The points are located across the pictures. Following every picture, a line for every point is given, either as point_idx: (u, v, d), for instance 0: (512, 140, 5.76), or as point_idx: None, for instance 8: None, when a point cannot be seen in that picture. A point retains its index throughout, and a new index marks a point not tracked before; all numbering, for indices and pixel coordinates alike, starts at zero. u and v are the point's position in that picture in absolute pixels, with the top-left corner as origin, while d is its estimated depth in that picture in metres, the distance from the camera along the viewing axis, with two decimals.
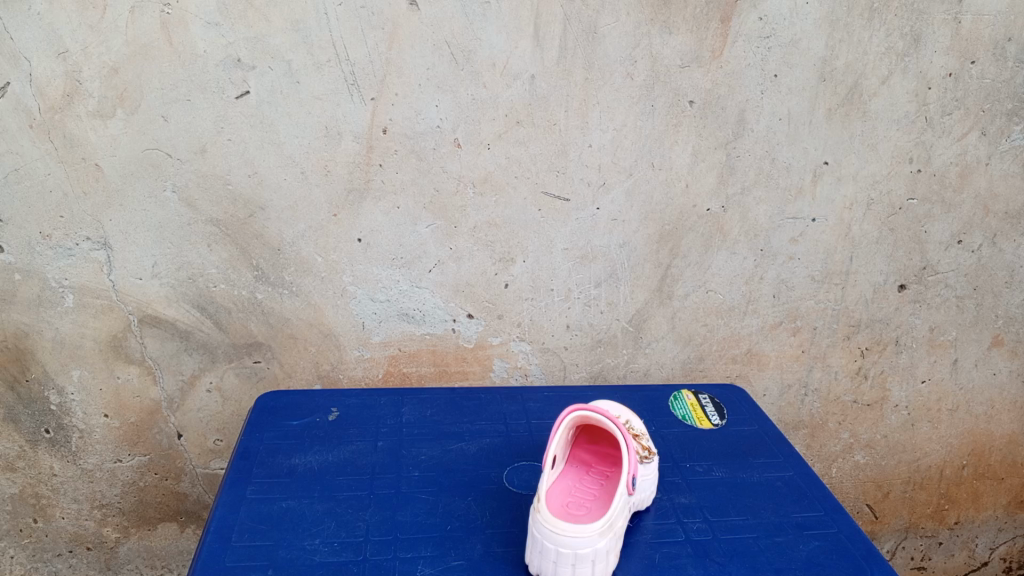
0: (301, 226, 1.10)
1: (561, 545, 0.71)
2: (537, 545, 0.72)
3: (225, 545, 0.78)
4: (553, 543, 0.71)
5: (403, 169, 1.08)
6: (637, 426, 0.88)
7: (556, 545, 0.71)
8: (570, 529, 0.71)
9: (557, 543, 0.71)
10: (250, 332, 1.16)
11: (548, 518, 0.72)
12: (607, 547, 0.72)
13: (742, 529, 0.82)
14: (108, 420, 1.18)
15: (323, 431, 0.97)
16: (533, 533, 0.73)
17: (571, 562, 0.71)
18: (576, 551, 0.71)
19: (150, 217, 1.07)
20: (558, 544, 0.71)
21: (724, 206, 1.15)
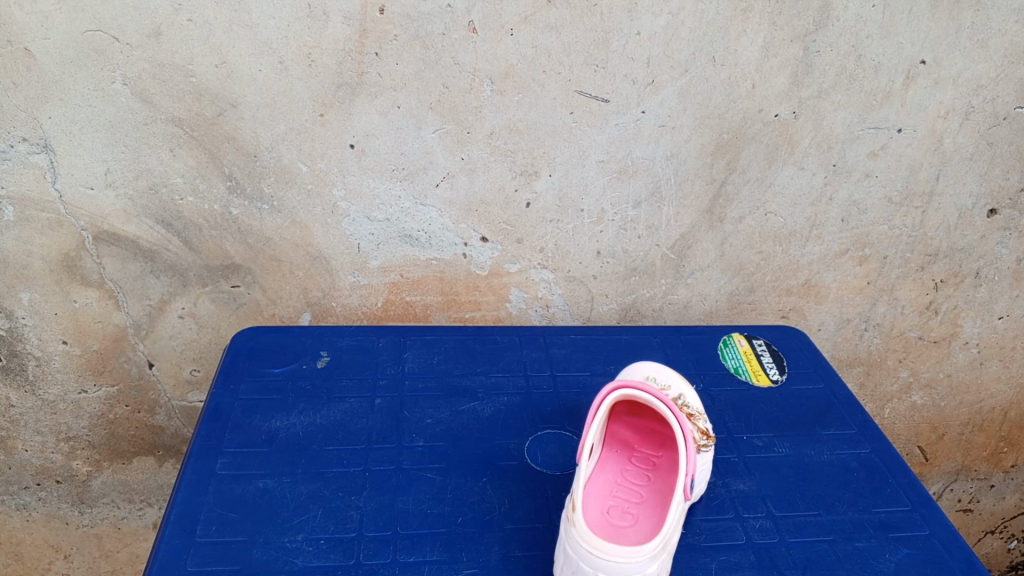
0: (281, 128, 0.90)
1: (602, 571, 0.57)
2: (570, 564, 0.58)
3: (188, 542, 0.65)
4: (591, 566, 0.57)
5: (405, 59, 0.87)
6: (690, 400, 0.72)
7: (594, 569, 0.57)
8: (614, 552, 0.56)
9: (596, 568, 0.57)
10: (226, 253, 0.99)
11: (584, 534, 0.57)
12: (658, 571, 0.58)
13: (814, 530, 0.68)
14: (67, 347, 1.02)
15: (311, 383, 0.82)
16: (566, 548, 0.59)
17: None
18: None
19: (97, 115, 0.87)
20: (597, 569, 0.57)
21: (794, 112, 0.95)
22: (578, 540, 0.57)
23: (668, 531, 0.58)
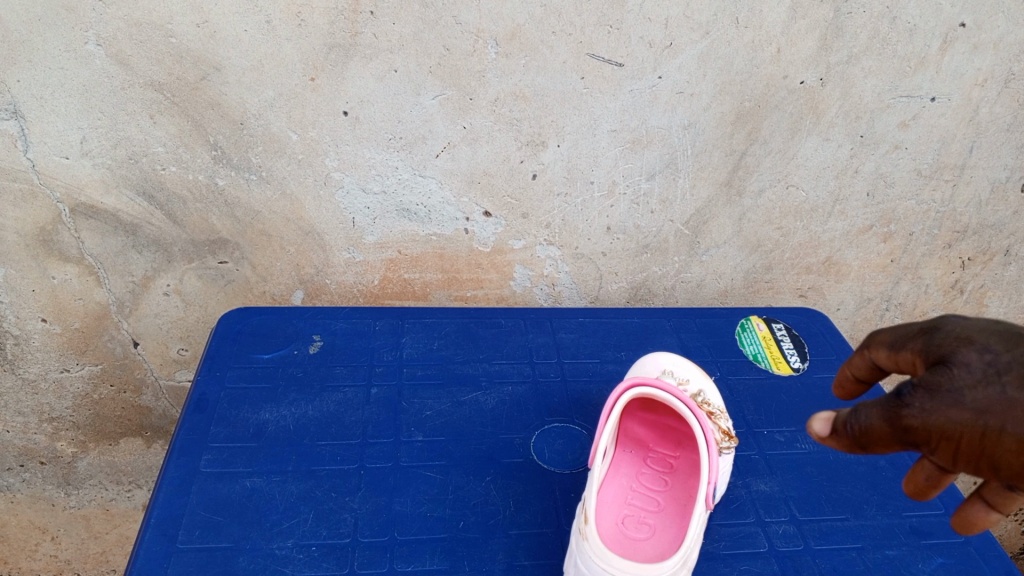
0: (269, 93, 0.83)
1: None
2: None
3: (169, 549, 0.60)
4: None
5: (402, 18, 0.79)
6: (710, 396, 0.67)
7: None
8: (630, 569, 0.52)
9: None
10: (212, 227, 0.93)
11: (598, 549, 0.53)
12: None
13: (841, 536, 0.64)
14: (47, 325, 0.97)
15: (303, 371, 0.78)
16: (578, 563, 0.54)
17: None
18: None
19: (70, 78, 0.80)
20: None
21: (822, 78, 0.88)
22: (591, 557, 0.53)
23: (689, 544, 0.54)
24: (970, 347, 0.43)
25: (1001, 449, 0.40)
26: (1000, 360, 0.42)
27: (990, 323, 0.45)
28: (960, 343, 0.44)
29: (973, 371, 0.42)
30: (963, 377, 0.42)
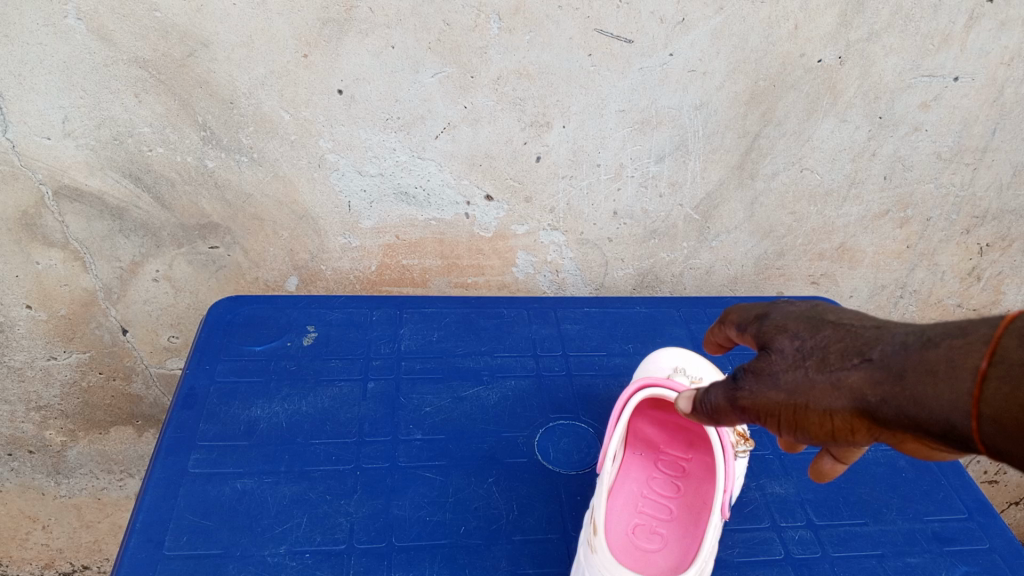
0: (259, 70, 0.79)
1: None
2: None
3: (155, 556, 0.57)
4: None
5: None
6: None
7: None
8: None
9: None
10: (202, 211, 0.89)
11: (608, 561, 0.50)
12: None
13: (859, 542, 0.61)
14: (32, 312, 0.93)
15: (296, 364, 0.74)
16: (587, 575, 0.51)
17: None
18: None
19: (50, 54, 0.75)
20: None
21: (841, 57, 0.84)
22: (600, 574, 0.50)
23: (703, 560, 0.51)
24: (784, 334, 0.46)
25: (805, 427, 0.43)
26: (808, 346, 0.44)
27: (807, 308, 0.48)
28: (784, 328, 0.47)
29: (787, 357, 0.45)
30: (777, 361, 0.45)
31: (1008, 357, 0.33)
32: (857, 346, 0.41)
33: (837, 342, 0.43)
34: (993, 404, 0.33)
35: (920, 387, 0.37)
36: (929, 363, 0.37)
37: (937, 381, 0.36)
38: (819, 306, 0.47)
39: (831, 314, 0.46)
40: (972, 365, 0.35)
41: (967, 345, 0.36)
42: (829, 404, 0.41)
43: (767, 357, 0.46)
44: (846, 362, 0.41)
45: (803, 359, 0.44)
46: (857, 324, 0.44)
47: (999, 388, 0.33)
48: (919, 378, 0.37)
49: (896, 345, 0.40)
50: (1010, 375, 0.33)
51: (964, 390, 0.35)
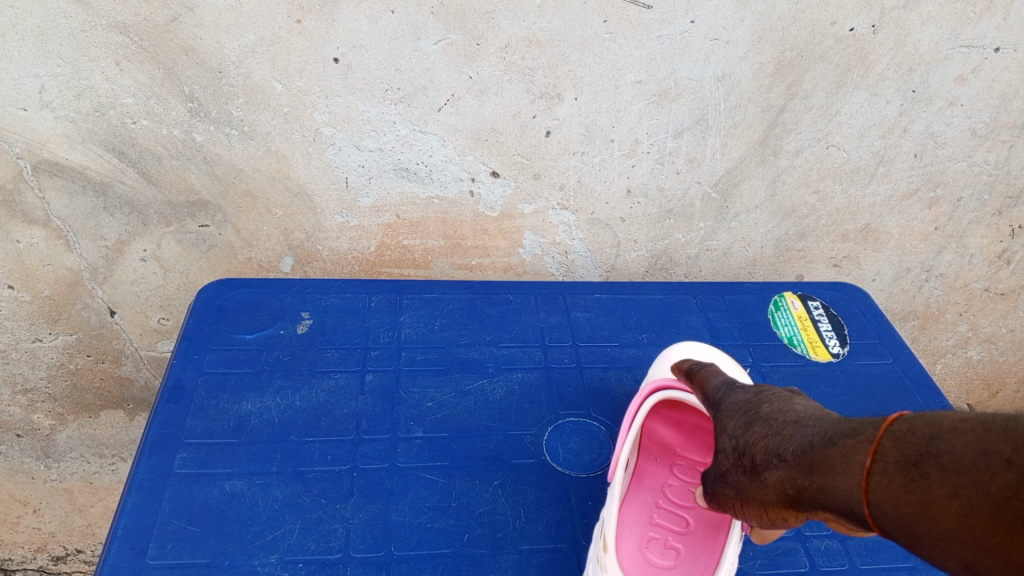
0: (249, 37, 0.73)
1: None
2: None
3: (138, 565, 0.53)
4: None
5: None
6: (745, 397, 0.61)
7: None
8: None
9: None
10: (191, 187, 0.84)
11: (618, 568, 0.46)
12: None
13: (890, 553, 0.57)
14: (15, 293, 0.89)
15: (289, 354, 0.70)
16: None
17: None
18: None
19: (22, 19, 0.70)
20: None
21: (875, 25, 0.78)
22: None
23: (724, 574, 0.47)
24: (725, 432, 0.46)
25: (749, 516, 0.43)
26: (739, 441, 0.44)
27: (746, 396, 0.48)
28: (724, 419, 0.47)
29: (726, 454, 0.45)
30: (723, 459, 0.45)
31: (886, 456, 0.33)
32: (778, 440, 0.41)
33: (762, 435, 0.43)
34: (877, 499, 0.32)
35: (818, 483, 0.36)
36: (827, 461, 0.36)
37: (832, 478, 0.35)
38: (756, 393, 0.47)
39: (761, 403, 0.45)
40: (855, 463, 0.34)
41: (854, 443, 0.35)
42: (763, 496, 0.41)
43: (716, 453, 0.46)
44: (769, 459, 0.41)
45: (739, 456, 0.43)
46: (782, 412, 0.43)
47: (879, 481, 0.32)
48: (821, 475, 0.36)
49: (804, 442, 0.39)
50: (891, 470, 0.32)
51: (852, 483, 0.34)
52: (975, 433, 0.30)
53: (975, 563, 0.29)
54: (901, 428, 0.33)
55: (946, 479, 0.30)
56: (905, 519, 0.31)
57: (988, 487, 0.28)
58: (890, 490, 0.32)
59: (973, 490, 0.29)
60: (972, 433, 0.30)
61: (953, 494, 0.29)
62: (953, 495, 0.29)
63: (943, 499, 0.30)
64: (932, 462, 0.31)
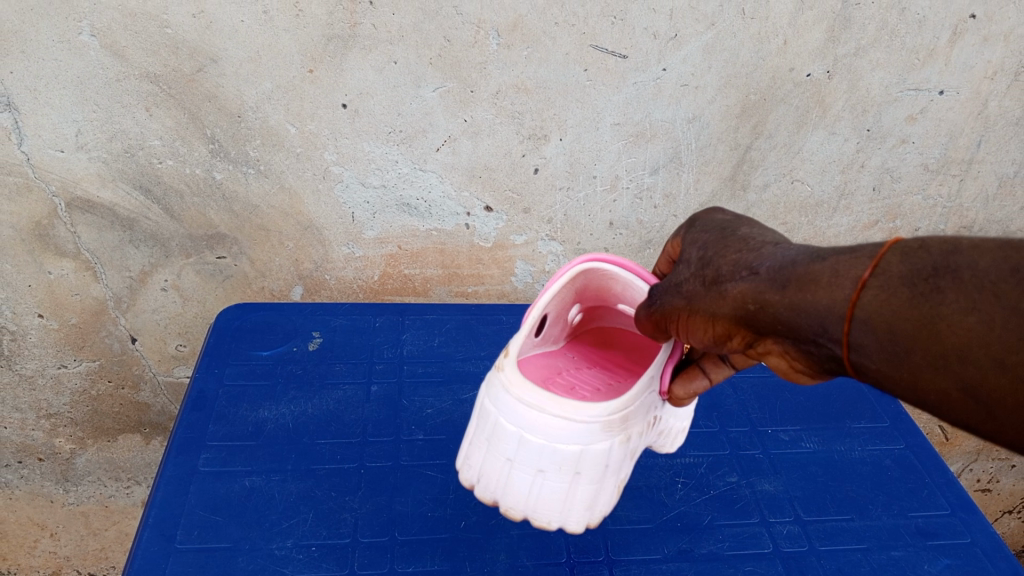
0: (267, 85, 0.82)
1: (524, 434, 0.49)
2: (492, 421, 0.51)
3: (167, 549, 0.59)
4: (514, 424, 0.49)
5: (403, 9, 0.78)
6: None
7: (517, 429, 0.49)
8: (547, 409, 0.48)
9: (519, 430, 0.49)
10: (210, 222, 0.91)
11: (514, 380, 0.50)
12: (596, 459, 0.50)
13: (847, 536, 0.63)
14: (44, 321, 0.96)
15: (302, 368, 0.76)
16: (492, 398, 0.51)
17: (535, 465, 0.50)
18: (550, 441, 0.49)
19: (64, 70, 0.79)
20: (519, 430, 0.49)
21: (829, 71, 0.87)
22: (503, 391, 0.50)
23: (621, 409, 0.50)
24: (694, 248, 0.48)
25: (694, 336, 0.46)
26: (708, 257, 0.46)
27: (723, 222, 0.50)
28: (700, 235, 0.49)
29: (692, 267, 0.47)
30: (687, 274, 0.47)
31: (891, 270, 0.35)
32: (753, 254, 0.43)
33: (735, 251, 0.45)
34: (867, 309, 0.35)
35: (789, 290, 0.39)
36: (811, 275, 0.38)
37: (814, 286, 0.37)
38: (740, 219, 0.50)
39: (740, 226, 0.48)
40: (845, 271, 0.36)
41: (851, 259, 0.36)
42: (712, 309, 0.44)
43: (680, 268, 0.49)
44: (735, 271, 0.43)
45: (703, 267, 0.46)
46: (759, 237, 0.46)
47: (879, 294, 0.35)
48: (796, 290, 0.38)
49: (781, 259, 0.41)
50: (892, 283, 0.34)
51: (844, 296, 0.36)
52: (1003, 251, 0.32)
53: (976, 382, 0.32)
54: (913, 244, 0.35)
55: (965, 292, 0.32)
56: (908, 329, 0.34)
57: (1013, 303, 0.31)
58: (891, 297, 0.34)
59: (998, 305, 0.31)
60: (1001, 250, 0.32)
61: (969, 311, 0.32)
62: (971, 310, 0.32)
63: (959, 314, 0.32)
64: (949, 275, 0.33)
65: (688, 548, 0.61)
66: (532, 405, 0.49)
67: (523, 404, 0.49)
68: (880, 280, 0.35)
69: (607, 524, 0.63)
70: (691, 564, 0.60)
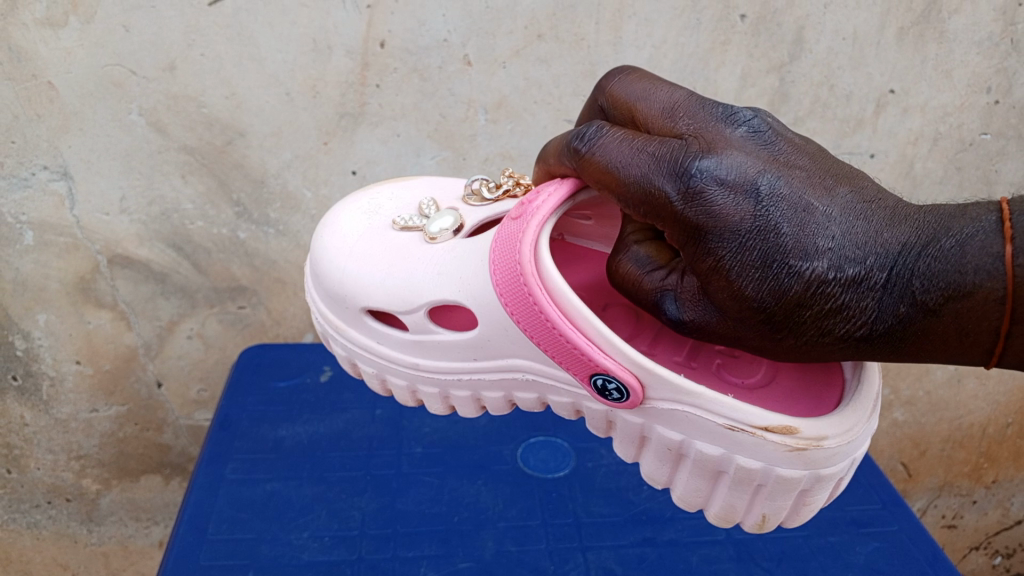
0: (287, 155, 0.96)
1: (819, 467, 0.45)
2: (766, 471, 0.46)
3: (200, 539, 0.69)
4: (805, 469, 0.45)
5: (405, 90, 0.93)
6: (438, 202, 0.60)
7: (812, 471, 0.45)
8: (844, 431, 0.44)
9: (811, 468, 0.45)
10: (233, 275, 1.04)
11: (783, 433, 0.44)
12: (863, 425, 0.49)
13: (790, 525, 0.73)
14: (80, 367, 1.06)
15: (314, 396, 0.87)
16: (755, 458, 0.45)
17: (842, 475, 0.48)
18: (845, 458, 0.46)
19: (115, 144, 0.92)
20: (814, 470, 0.45)
21: None
22: (768, 451, 0.44)
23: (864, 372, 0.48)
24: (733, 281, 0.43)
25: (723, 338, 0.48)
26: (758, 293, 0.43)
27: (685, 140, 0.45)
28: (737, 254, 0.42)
29: (738, 300, 0.43)
30: (689, 242, 0.44)
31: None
32: (773, 225, 0.42)
33: (755, 269, 0.42)
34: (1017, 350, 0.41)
35: (847, 293, 0.42)
36: (935, 327, 0.42)
37: (937, 339, 0.42)
38: (746, 183, 0.43)
39: (733, 186, 0.43)
40: (940, 286, 0.41)
41: (982, 307, 0.40)
42: (743, 297, 0.43)
43: (669, 224, 0.44)
44: (769, 257, 0.42)
45: (740, 301, 0.43)
46: (764, 182, 0.43)
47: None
48: (915, 338, 0.43)
49: (839, 283, 0.42)
50: None
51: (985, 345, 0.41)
52: None
53: None
54: None
55: None
56: None
57: None
58: None
59: None
60: None
61: None
62: None
63: None
64: None
65: (652, 535, 0.71)
66: (826, 443, 0.44)
67: (817, 450, 0.44)
68: (989, 291, 0.40)
69: (583, 517, 0.73)
70: (654, 548, 0.70)
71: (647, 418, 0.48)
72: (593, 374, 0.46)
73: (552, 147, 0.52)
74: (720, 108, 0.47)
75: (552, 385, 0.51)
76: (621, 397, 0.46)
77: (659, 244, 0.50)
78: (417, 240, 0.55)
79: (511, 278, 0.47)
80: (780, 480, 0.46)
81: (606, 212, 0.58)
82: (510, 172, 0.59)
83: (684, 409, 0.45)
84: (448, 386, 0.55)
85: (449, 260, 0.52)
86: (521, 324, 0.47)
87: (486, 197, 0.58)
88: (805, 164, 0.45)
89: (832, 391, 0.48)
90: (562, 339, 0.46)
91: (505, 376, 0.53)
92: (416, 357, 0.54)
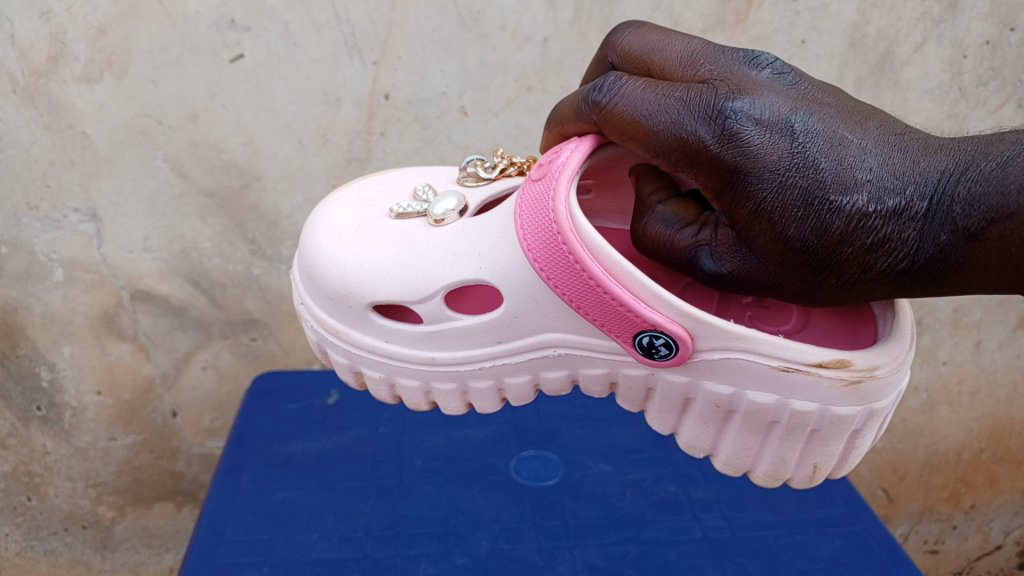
0: (298, 198, 1.04)
1: (870, 400, 0.50)
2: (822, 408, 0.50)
3: (218, 540, 0.75)
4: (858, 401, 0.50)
5: (406, 138, 1.03)
6: (435, 184, 0.62)
7: (864, 403, 0.50)
8: (893, 361, 0.49)
9: (864, 401, 0.50)
10: (246, 309, 1.11)
11: (839, 365, 0.48)
12: None
13: (762, 526, 0.79)
14: (101, 398, 1.13)
15: (323, 417, 0.93)
16: (815, 394, 0.50)
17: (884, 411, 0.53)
18: (890, 389, 0.51)
19: (142, 186, 1.01)
20: (867, 401, 0.50)
21: None
22: (824, 382, 0.49)
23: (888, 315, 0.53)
24: (772, 224, 0.45)
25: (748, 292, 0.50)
26: (799, 230, 0.45)
27: (710, 85, 0.47)
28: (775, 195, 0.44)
29: (779, 240, 0.45)
30: (725, 187, 0.46)
31: None
32: (810, 161, 0.44)
33: (795, 208, 0.44)
34: None
35: (888, 225, 0.44)
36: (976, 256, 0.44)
37: (978, 268, 0.44)
38: (780, 121, 0.45)
39: (769, 126, 0.45)
40: (983, 211, 0.43)
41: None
42: (784, 237, 0.45)
43: (699, 169, 0.46)
44: (809, 194, 0.44)
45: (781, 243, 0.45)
46: (797, 119, 0.45)
47: None
48: (955, 270, 0.45)
49: (878, 216, 0.44)
50: None
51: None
52: None
53: None
54: None
55: None
56: None
57: None
58: None
59: None
60: None
61: None
62: None
63: None
64: None
65: (634, 535, 0.77)
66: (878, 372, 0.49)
67: (870, 377, 0.49)
68: None
69: (571, 520, 0.79)
70: (636, 545, 0.76)
71: (693, 374, 0.52)
72: (638, 330, 0.49)
73: (566, 107, 0.55)
74: (739, 54, 0.49)
75: (586, 356, 0.55)
76: (669, 353, 0.49)
77: (682, 202, 0.52)
78: (421, 224, 0.58)
79: (545, 240, 0.50)
80: (835, 418, 0.51)
81: (607, 180, 0.62)
82: (501, 153, 0.63)
83: (735, 357, 0.49)
84: (467, 377, 0.58)
85: (461, 242, 0.55)
86: (558, 285, 0.50)
87: (484, 177, 0.62)
88: (830, 103, 0.47)
89: (868, 329, 0.54)
90: (608, 297, 0.49)
91: (534, 354, 0.56)
92: (434, 351, 0.57)
